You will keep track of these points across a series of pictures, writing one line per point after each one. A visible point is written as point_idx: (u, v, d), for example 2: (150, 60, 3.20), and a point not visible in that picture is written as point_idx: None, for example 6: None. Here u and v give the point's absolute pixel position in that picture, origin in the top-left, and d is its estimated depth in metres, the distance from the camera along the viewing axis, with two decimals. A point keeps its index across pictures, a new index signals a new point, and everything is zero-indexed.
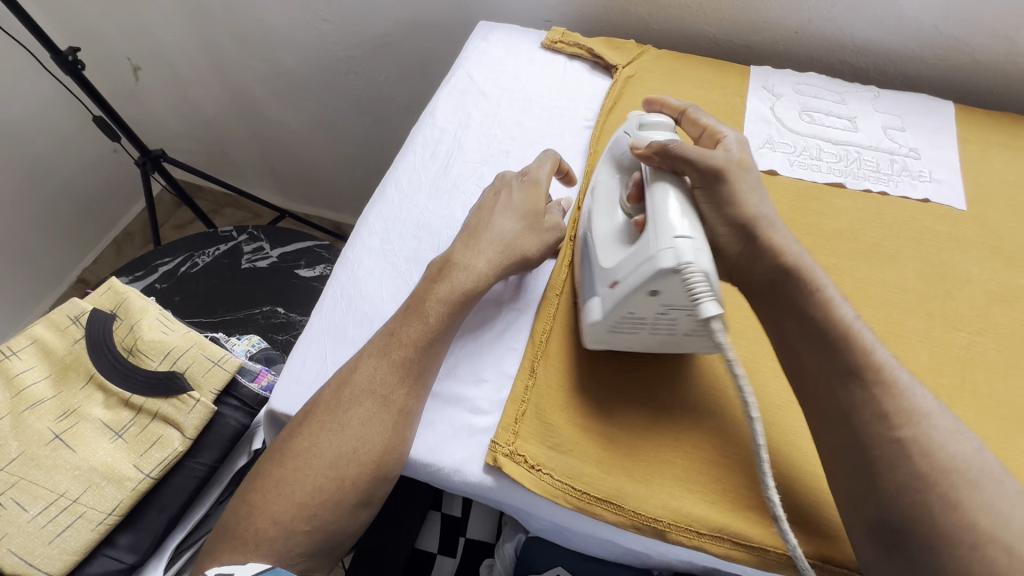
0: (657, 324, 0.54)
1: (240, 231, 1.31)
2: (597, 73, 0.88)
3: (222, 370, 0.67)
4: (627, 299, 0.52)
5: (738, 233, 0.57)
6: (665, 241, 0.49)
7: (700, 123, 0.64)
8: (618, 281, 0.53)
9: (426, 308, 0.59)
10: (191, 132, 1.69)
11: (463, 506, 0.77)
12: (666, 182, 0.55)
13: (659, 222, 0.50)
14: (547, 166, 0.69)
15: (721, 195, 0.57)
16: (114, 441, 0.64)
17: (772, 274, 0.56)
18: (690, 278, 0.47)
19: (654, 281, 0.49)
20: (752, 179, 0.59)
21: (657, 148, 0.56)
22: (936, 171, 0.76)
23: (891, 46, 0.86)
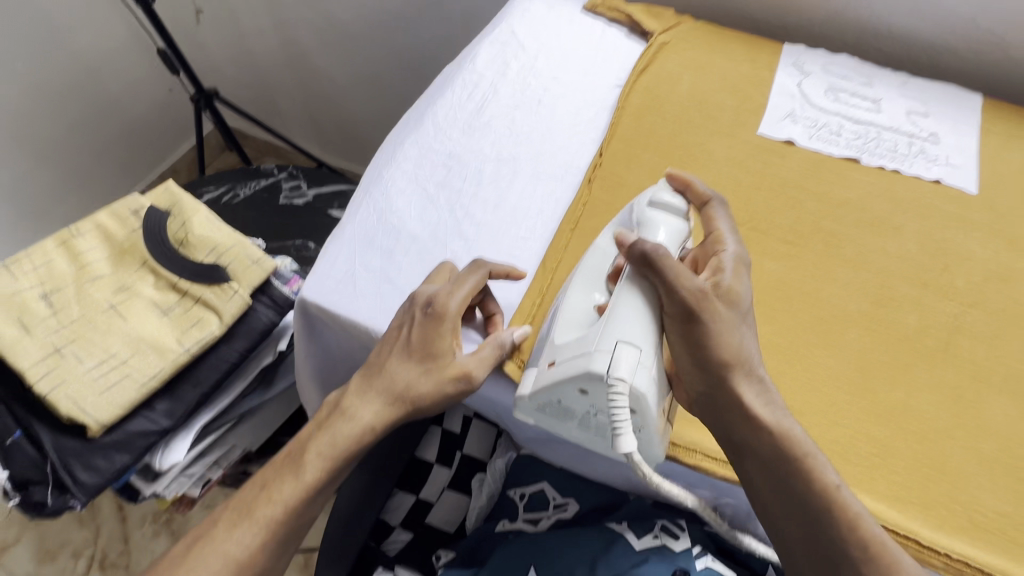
0: (585, 419, 0.55)
1: (281, 170, 1.39)
2: (633, 38, 0.92)
3: (259, 269, 0.75)
4: (557, 387, 0.53)
5: (704, 376, 0.54)
6: (608, 341, 0.51)
7: (712, 226, 0.60)
8: (555, 363, 0.54)
9: (302, 462, 0.58)
10: (243, 78, 1.77)
11: (462, 424, 0.82)
12: (637, 296, 0.53)
13: (611, 322, 0.52)
14: (456, 293, 0.59)
15: (694, 335, 0.53)
16: (160, 317, 0.71)
17: (739, 426, 0.54)
18: (616, 393, 0.49)
19: (584, 381, 0.51)
20: (738, 314, 0.55)
21: (638, 252, 0.53)
22: (952, 156, 0.78)
23: (926, 35, 0.88)
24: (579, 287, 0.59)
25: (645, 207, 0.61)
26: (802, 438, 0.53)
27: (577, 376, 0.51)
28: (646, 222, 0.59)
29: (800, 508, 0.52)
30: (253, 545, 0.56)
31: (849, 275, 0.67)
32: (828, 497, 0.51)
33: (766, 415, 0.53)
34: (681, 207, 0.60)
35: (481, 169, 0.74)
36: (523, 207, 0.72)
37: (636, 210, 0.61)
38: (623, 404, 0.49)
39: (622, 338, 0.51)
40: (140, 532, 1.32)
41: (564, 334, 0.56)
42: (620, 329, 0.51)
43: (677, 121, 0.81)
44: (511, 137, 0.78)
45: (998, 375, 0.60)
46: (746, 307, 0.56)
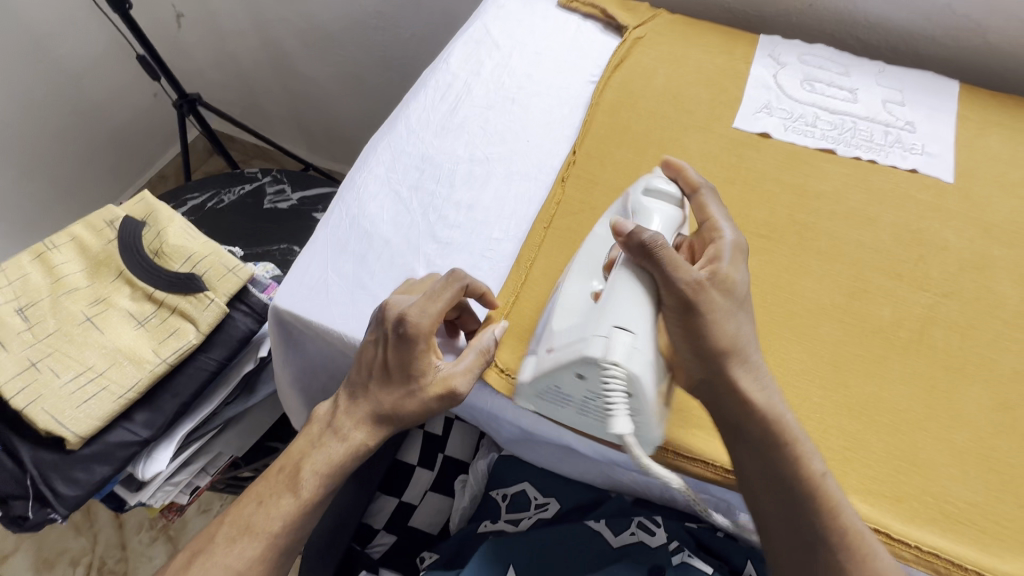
0: (583, 406, 0.54)
1: (265, 174, 1.38)
2: (608, 33, 0.91)
3: (235, 277, 0.74)
4: (552, 372, 0.53)
5: (705, 363, 0.53)
6: (603, 327, 0.51)
7: (707, 212, 0.61)
8: (551, 349, 0.54)
9: (301, 477, 0.58)
10: (227, 82, 1.76)
11: (445, 426, 0.84)
12: (636, 284, 0.53)
13: (608, 308, 0.52)
14: (426, 309, 0.56)
15: (691, 324, 0.53)
16: (137, 328, 0.71)
17: (734, 414, 0.53)
18: (610, 374, 0.49)
19: (581, 367, 0.50)
20: (735, 301, 0.55)
21: (633, 240, 0.53)
22: (929, 145, 0.77)
23: (903, 23, 0.87)
24: (575, 278, 0.59)
25: (641, 195, 0.61)
26: (791, 423, 0.53)
27: (571, 362, 0.51)
28: (640, 210, 0.60)
29: (784, 493, 0.52)
30: (256, 555, 0.56)
31: (823, 268, 0.66)
32: (810, 481, 0.51)
33: (758, 398, 0.53)
34: (673, 194, 0.61)
35: (455, 170, 0.74)
36: (497, 207, 0.72)
37: (631, 198, 0.62)
38: (618, 387, 0.49)
39: (619, 324, 0.50)
40: (137, 539, 1.33)
41: (561, 322, 0.55)
42: (615, 315, 0.51)
43: (652, 116, 0.80)
44: (485, 137, 0.77)
45: (972, 364, 0.60)
46: (744, 294, 0.55)
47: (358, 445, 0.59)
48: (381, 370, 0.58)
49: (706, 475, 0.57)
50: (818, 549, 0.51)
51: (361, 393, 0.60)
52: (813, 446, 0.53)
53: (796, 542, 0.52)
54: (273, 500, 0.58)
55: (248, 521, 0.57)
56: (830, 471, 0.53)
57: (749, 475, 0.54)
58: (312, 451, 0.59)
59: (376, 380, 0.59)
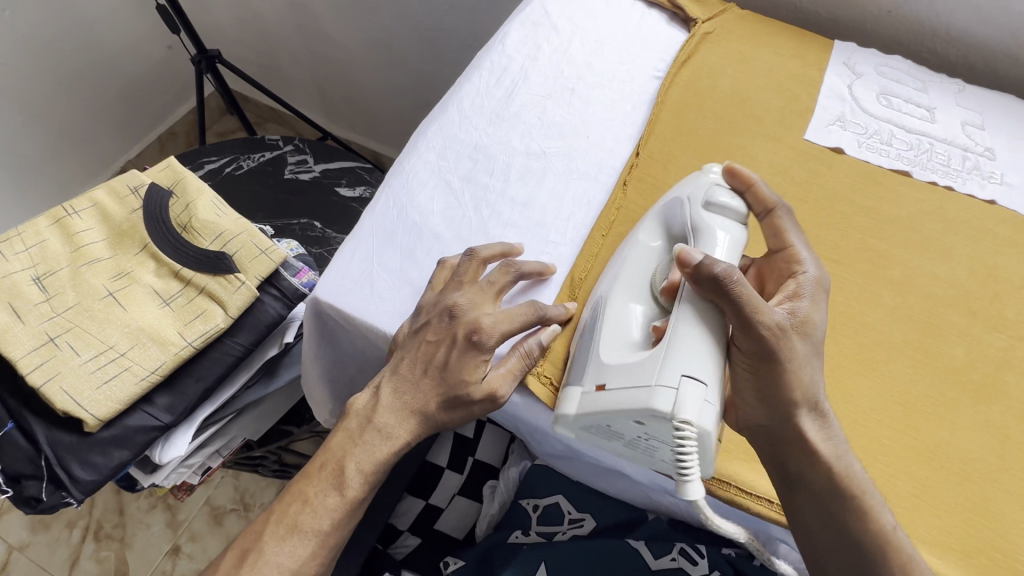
0: (635, 445, 0.51)
1: (286, 141, 1.32)
2: (674, 25, 0.85)
3: (268, 259, 0.70)
4: (607, 414, 0.49)
5: (771, 410, 0.51)
6: (671, 375, 0.46)
7: (784, 240, 0.55)
8: (607, 387, 0.50)
9: (346, 476, 0.55)
10: (248, 40, 1.68)
11: (476, 428, 0.81)
12: (703, 325, 0.49)
13: (674, 351, 0.47)
14: (500, 322, 0.53)
15: (763, 369, 0.50)
16: (162, 307, 0.67)
17: (796, 460, 0.52)
18: (683, 433, 0.45)
19: (644, 417, 0.47)
20: (811, 346, 0.51)
21: (704, 277, 0.48)
22: (1008, 174, 0.73)
23: (988, 40, 0.82)
24: (620, 293, 0.55)
25: (700, 210, 0.55)
26: (860, 476, 0.51)
27: (634, 411, 0.47)
28: (704, 228, 0.54)
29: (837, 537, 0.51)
30: (305, 553, 0.54)
31: (895, 300, 0.63)
32: (873, 538, 0.49)
33: (825, 449, 0.51)
34: (740, 210, 0.55)
35: (510, 164, 0.69)
36: (553, 206, 0.67)
37: (690, 211, 0.55)
38: (692, 445, 0.46)
39: (686, 372, 0.46)
40: (135, 506, 1.30)
41: (611, 354, 0.52)
42: (684, 363, 0.46)
43: (719, 120, 0.75)
44: (542, 130, 0.72)
45: None
46: (820, 340, 0.52)
47: (402, 444, 0.56)
48: (434, 371, 0.55)
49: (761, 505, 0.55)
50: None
51: (409, 391, 0.55)
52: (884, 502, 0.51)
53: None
54: (315, 509, 0.55)
55: (288, 535, 0.54)
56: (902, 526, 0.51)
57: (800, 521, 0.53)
58: (354, 448, 0.55)
59: (426, 376, 0.55)
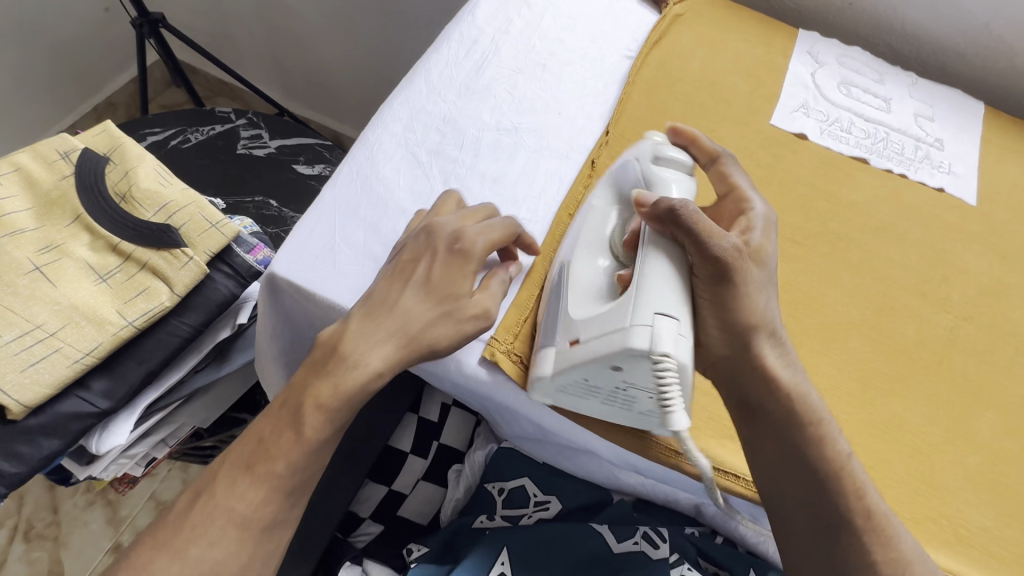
0: (613, 396, 0.50)
1: (239, 115, 1.25)
2: (645, 6, 0.84)
3: (219, 233, 0.65)
4: (584, 366, 0.48)
5: (728, 339, 0.52)
6: (643, 315, 0.46)
7: (730, 181, 0.58)
8: (579, 340, 0.49)
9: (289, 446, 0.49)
10: (196, 5, 1.56)
11: (440, 412, 0.79)
12: (664, 257, 0.49)
13: (643, 291, 0.47)
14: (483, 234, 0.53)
15: (722, 298, 0.51)
16: (98, 284, 0.61)
17: (761, 391, 0.53)
18: (661, 368, 0.44)
19: (621, 359, 0.46)
20: (766, 275, 0.53)
21: (661, 209, 0.50)
22: (955, 164, 0.77)
23: (939, 37, 0.86)
24: (582, 254, 0.55)
25: (650, 164, 0.56)
26: (816, 402, 0.53)
27: (611, 354, 0.46)
28: (655, 181, 0.55)
29: (802, 468, 0.52)
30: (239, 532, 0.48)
31: (852, 281, 0.65)
32: (834, 460, 0.51)
33: (783, 373, 0.53)
34: (686, 163, 0.57)
35: (480, 139, 0.67)
36: (524, 183, 0.65)
37: (641, 167, 0.56)
38: (672, 379, 0.45)
39: (658, 309, 0.46)
40: (72, 502, 1.22)
41: (579, 310, 0.51)
42: (655, 300, 0.46)
43: (688, 102, 0.76)
44: (513, 104, 0.70)
45: (985, 389, 0.61)
46: (772, 267, 0.54)
47: None
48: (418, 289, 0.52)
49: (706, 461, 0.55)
50: (840, 534, 0.51)
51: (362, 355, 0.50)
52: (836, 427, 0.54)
53: (808, 515, 0.52)
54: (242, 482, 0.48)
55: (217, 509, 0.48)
56: (854, 452, 0.53)
57: (772, 458, 0.53)
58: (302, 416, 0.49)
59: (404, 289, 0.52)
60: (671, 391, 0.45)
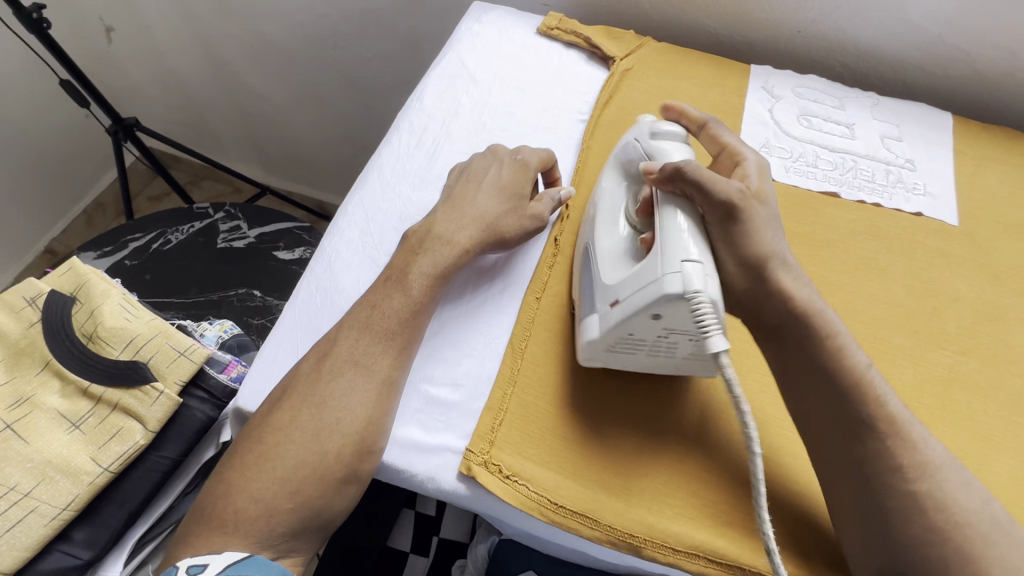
0: (657, 346, 0.52)
1: (216, 208, 1.26)
2: (593, 64, 0.84)
3: (188, 361, 0.64)
4: (627, 321, 0.50)
5: (748, 273, 0.53)
6: (672, 263, 0.47)
7: (721, 141, 0.62)
8: (619, 300, 0.51)
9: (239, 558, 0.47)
10: (169, 102, 1.60)
11: (438, 506, 0.77)
12: (681, 212, 0.51)
13: (668, 243, 0.49)
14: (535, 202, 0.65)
15: (733, 235, 0.53)
16: (70, 432, 0.61)
17: (782, 317, 0.53)
18: (698, 306, 0.46)
19: (658, 306, 0.47)
20: (769, 212, 0.56)
21: (667, 172, 0.52)
22: (930, 185, 0.75)
23: (895, 53, 0.84)
24: (602, 227, 0.58)
25: (648, 140, 0.59)
26: (826, 314, 0.53)
27: (650, 303, 0.47)
28: (655, 153, 0.57)
29: (829, 386, 0.51)
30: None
31: None
32: (855, 374, 0.50)
33: (802, 295, 0.53)
34: (679, 133, 0.59)
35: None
36: (486, 271, 0.64)
37: (641, 145, 0.59)
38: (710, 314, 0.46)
39: (684, 256, 0.47)
40: None
41: (612, 275, 0.53)
42: (679, 249, 0.48)
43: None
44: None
45: (997, 431, 0.57)
46: (774, 205, 0.57)
47: None
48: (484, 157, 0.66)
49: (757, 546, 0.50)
50: None
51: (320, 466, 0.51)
52: (851, 340, 0.53)
53: (838, 441, 0.50)
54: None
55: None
56: (872, 365, 0.52)
57: (802, 385, 0.53)
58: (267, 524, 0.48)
59: (329, 382, 0.53)
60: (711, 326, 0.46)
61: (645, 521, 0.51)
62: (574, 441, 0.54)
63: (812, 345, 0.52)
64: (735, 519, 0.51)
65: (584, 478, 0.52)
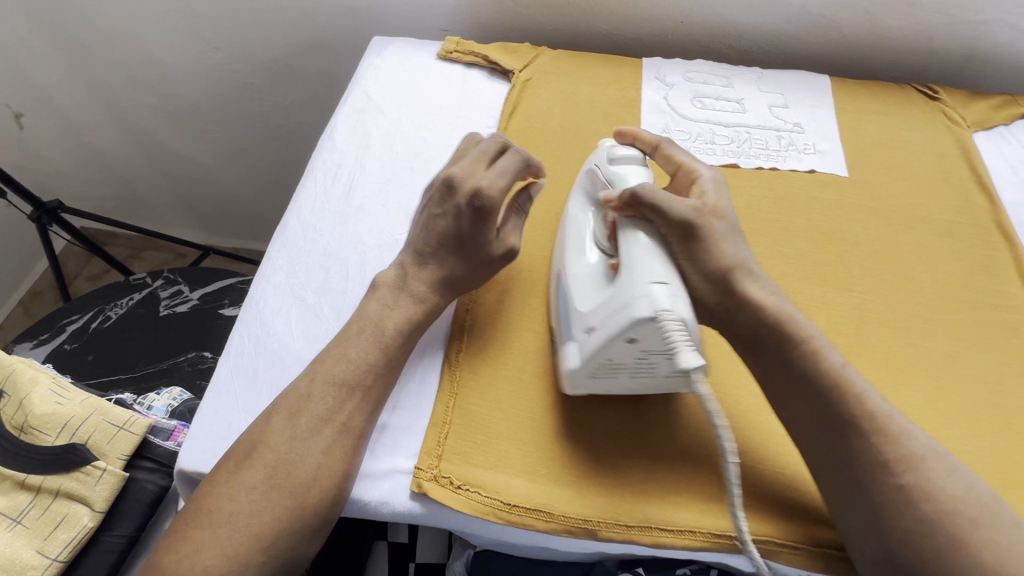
0: (637, 367, 0.53)
1: (155, 277, 1.24)
2: (495, 79, 0.88)
3: (129, 433, 0.63)
4: (606, 346, 0.51)
5: (716, 286, 0.55)
6: (641, 286, 0.50)
7: (675, 159, 0.63)
8: (594, 327, 0.52)
9: None
10: (94, 178, 1.57)
11: (410, 532, 0.76)
12: (641, 234, 0.54)
13: (634, 267, 0.51)
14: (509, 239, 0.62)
15: (694, 251, 0.55)
16: (11, 529, 0.59)
17: (753, 326, 0.55)
18: (667, 326, 0.48)
19: (633, 330, 0.49)
20: (729, 226, 0.58)
21: (626, 197, 0.55)
22: (819, 143, 0.80)
23: (769, 29, 0.91)
24: (573, 257, 0.59)
25: (608, 165, 0.61)
26: (799, 318, 0.55)
27: (623, 328, 0.49)
28: (612, 178, 0.60)
29: (808, 386, 0.52)
30: None
31: None
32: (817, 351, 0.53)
33: (770, 303, 0.55)
34: (637, 155, 0.62)
35: (364, 263, 0.68)
36: None
37: (602, 170, 0.62)
38: (678, 333, 0.48)
39: (652, 279, 0.50)
40: None
41: (585, 302, 0.55)
42: (647, 273, 0.50)
43: (556, 161, 0.78)
44: (390, 216, 0.72)
45: (908, 357, 0.62)
46: (734, 219, 0.59)
47: None
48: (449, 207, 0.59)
49: (706, 510, 0.53)
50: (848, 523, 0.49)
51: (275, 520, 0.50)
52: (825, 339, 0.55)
53: (826, 436, 0.51)
54: None
55: None
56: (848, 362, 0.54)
57: (780, 385, 0.54)
58: None
59: (282, 433, 0.51)
60: (677, 341, 0.48)
61: (596, 505, 0.53)
62: (521, 442, 0.55)
63: (788, 347, 0.53)
64: (684, 489, 0.53)
65: (533, 474, 0.54)
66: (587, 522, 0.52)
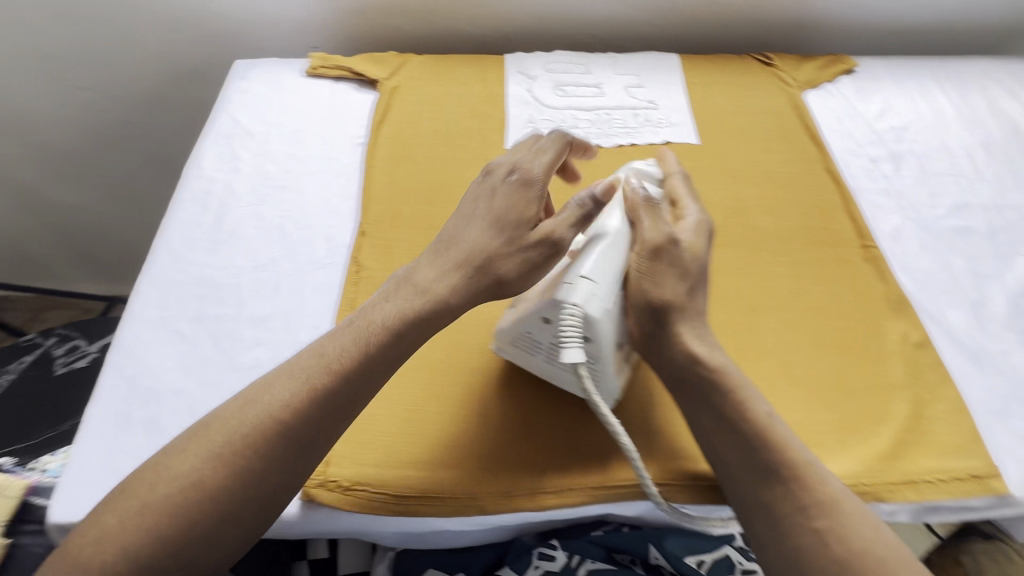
0: (551, 352, 0.57)
1: (48, 335, 1.18)
2: (364, 90, 0.89)
3: (7, 498, 0.63)
4: (528, 318, 0.56)
5: (649, 316, 0.54)
6: (571, 275, 0.53)
7: (676, 192, 0.62)
8: (528, 299, 0.57)
9: None
10: None
11: (330, 546, 0.73)
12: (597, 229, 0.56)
13: (575, 257, 0.54)
14: None
15: (639, 274, 0.54)
16: None
17: (683, 370, 0.53)
18: (568, 316, 0.51)
19: (546, 309, 0.53)
20: (696, 271, 0.56)
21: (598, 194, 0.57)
22: (671, 116, 0.87)
23: (619, 16, 0.97)
24: None
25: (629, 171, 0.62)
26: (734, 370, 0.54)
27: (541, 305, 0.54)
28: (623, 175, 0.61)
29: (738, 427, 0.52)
30: None
31: None
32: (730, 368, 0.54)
33: (704, 350, 0.54)
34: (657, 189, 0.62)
35: (238, 288, 0.68)
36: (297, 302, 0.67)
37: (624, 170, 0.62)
38: (576, 331, 0.51)
39: (584, 273, 0.53)
40: None
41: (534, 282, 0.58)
42: (581, 266, 0.53)
43: (428, 162, 0.80)
44: (261, 238, 0.72)
45: (757, 298, 0.68)
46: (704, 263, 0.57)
47: None
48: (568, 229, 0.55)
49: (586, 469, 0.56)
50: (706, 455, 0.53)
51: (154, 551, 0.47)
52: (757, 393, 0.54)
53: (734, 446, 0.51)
54: None
55: None
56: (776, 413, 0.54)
57: (710, 426, 0.53)
58: None
59: (287, 394, 0.50)
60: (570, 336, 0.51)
61: (482, 480, 0.55)
62: (408, 434, 0.58)
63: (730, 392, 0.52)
64: (565, 454, 0.57)
65: (418, 463, 0.56)
66: (474, 498, 0.54)
